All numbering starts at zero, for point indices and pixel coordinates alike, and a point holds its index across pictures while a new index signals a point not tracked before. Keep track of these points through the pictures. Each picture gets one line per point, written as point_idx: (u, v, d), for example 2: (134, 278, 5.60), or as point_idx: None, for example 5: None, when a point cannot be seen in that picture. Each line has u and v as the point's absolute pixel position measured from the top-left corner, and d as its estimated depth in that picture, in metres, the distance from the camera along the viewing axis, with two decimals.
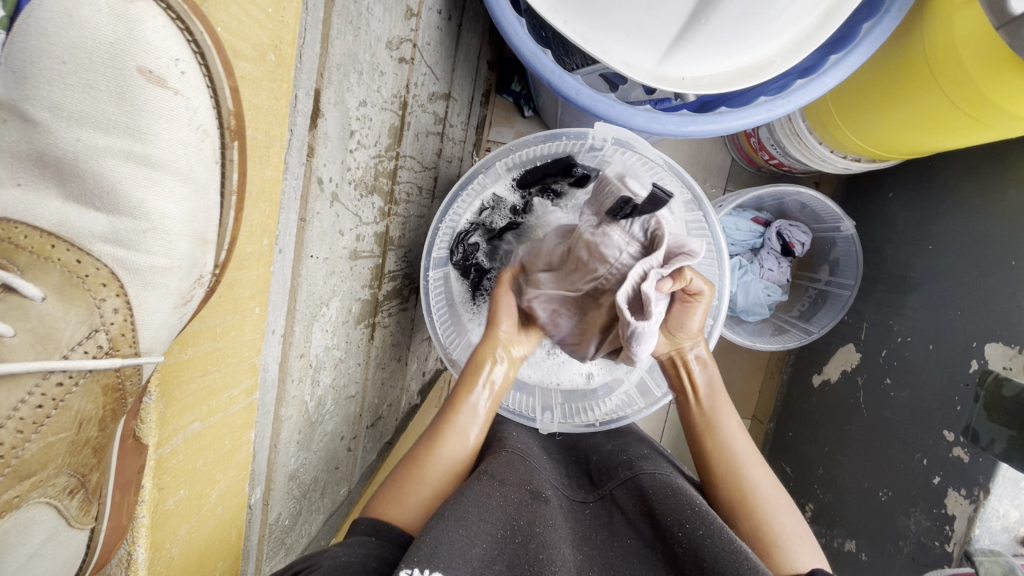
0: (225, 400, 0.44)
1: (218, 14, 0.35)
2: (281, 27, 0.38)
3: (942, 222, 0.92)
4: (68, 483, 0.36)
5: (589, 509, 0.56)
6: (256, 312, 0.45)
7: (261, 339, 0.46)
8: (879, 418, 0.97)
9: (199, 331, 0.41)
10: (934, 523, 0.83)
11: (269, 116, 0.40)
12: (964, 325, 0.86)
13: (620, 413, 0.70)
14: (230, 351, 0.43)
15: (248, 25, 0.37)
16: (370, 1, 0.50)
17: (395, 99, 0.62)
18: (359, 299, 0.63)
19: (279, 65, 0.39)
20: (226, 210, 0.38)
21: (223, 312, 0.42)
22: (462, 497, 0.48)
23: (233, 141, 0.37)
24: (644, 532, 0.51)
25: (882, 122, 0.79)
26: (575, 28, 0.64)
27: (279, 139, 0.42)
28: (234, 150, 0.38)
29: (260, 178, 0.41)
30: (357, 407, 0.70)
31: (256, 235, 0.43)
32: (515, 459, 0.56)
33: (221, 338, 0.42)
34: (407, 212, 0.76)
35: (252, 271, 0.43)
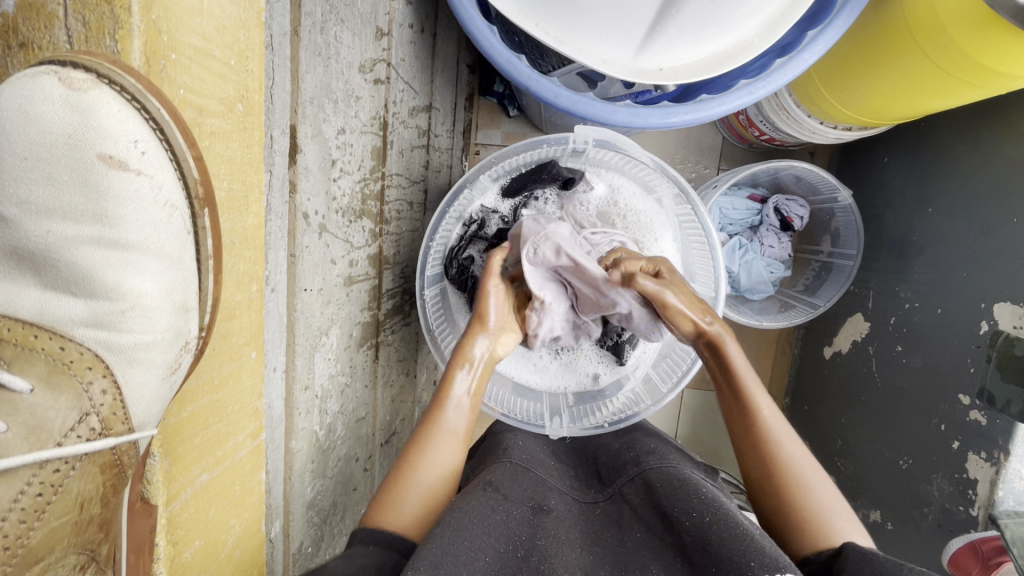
0: (232, 447, 0.45)
1: (179, 77, 0.34)
2: (246, 76, 0.38)
3: (940, 183, 0.91)
4: (77, 560, 0.36)
5: (599, 508, 0.56)
6: (252, 357, 0.45)
7: (261, 383, 0.46)
8: (893, 387, 0.97)
9: (197, 386, 0.41)
10: (957, 488, 0.82)
11: (244, 165, 0.40)
12: (971, 286, 0.85)
13: (629, 411, 0.70)
14: (231, 401, 0.44)
15: (211, 82, 0.36)
16: (337, 30, 0.50)
17: (374, 121, 0.62)
18: (359, 323, 0.63)
19: (247, 113, 0.39)
20: (205, 274, 0.38)
21: (219, 364, 0.42)
22: (462, 509, 0.48)
23: (204, 209, 0.37)
24: (654, 525, 0.51)
25: (868, 89, 0.78)
26: (547, 30, 0.63)
27: (256, 186, 0.42)
28: (205, 218, 0.37)
29: (240, 227, 0.41)
30: (369, 427, 0.71)
31: (244, 282, 0.43)
32: (518, 472, 0.57)
33: (219, 389, 0.43)
34: (399, 228, 0.76)
35: (243, 319, 0.43)
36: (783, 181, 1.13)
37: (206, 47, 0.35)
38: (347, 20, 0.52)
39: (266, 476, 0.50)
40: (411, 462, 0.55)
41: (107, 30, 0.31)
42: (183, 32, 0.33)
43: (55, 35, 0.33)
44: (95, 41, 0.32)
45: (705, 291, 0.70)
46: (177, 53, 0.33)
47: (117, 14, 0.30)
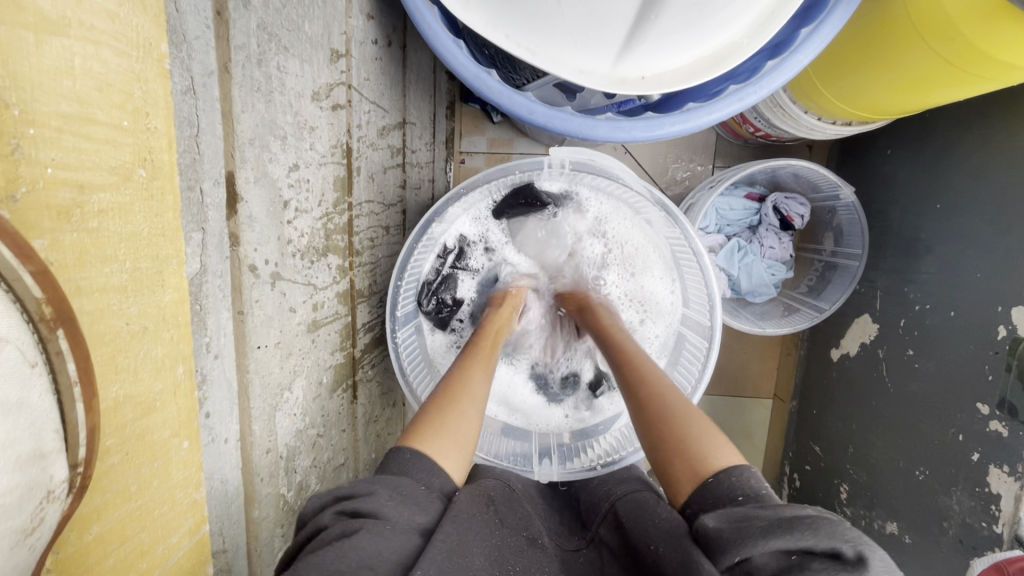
0: (161, 553, 0.38)
1: (44, 153, 0.26)
2: (149, 134, 0.31)
3: (949, 178, 0.86)
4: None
5: (580, 555, 0.49)
6: (184, 448, 0.38)
7: (196, 472, 0.40)
8: (906, 393, 0.92)
9: (104, 503, 0.33)
10: (979, 503, 0.78)
11: (154, 238, 0.32)
12: (987, 288, 0.79)
13: (618, 453, 0.64)
14: (156, 503, 0.37)
15: (91, 151, 0.28)
16: (280, 58, 0.44)
17: (337, 149, 0.57)
18: (329, 367, 0.59)
19: (153, 178, 0.32)
20: (66, 394, 0.26)
21: (137, 468, 0.35)
22: (467, 516, 0.44)
23: (56, 328, 0.25)
24: (632, 569, 0.45)
25: (868, 83, 0.73)
26: (518, 40, 0.58)
27: (176, 256, 0.34)
28: (60, 340, 0.25)
29: (156, 306, 0.33)
30: (349, 471, 0.67)
31: (165, 367, 0.35)
32: (513, 497, 0.52)
33: (139, 496, 0.35)
34: (375, 256, 0.71)
35: (169, 408, 0.36)
36: (781, 179, 1.08)
37: (84, 112, 0.28)
38: (293, 46, 0.46)
39: (223, 554, 0.46)
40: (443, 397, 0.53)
41: None
42: (43, 99, 0.26)
43: None
44: None
45: (699, 319, 0.66)
46: (36, 127, 0.25)
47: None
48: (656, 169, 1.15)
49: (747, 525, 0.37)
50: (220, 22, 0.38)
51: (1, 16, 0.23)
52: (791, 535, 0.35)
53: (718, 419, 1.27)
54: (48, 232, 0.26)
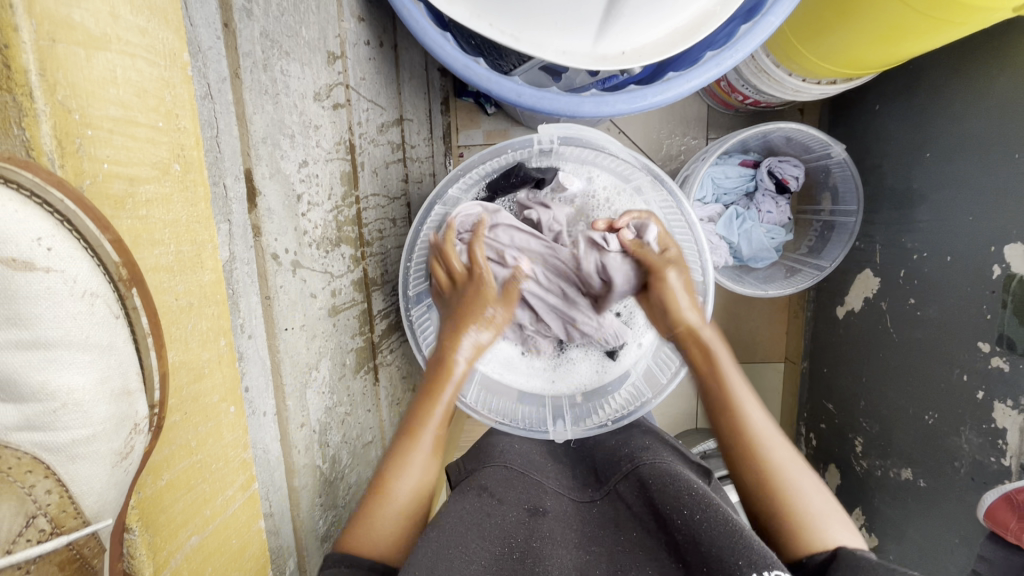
0: (220, 504, 0.42)
1: (101, 151, 0.31)
2: (180, 134, 0.35)
3: (935, 126, 0.87)
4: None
5: (596, 507, 0.56)
6: (231, 412, 0.42)
7: (244, 435, 0.43)
8: (910, 341, 0.94)
9: (171, 454, 0.38)
10: (987, 439, 0.80)
11: (192, 224, 0.36)
12: (980, 230, 0.81)
13: (630, 408, 0.68)
14: (213, 459, 0.41)
15: (138, 148, 0.32)
16: (283, 63, 0.48)
17: (341, 146, 0.61)
18: (351, 350, 0.63)
19: (187, 172, 0.35)
20: (145, 352, 0.33)
21: (194, 426, 0.39)
22: (455, 517, 0.50)
23: (131, 288, 0.32)
24: (647, 522, 0.51)
25: (842, 39, 0.75)
26: (502, 29, 0.61)
27: (209, 242, 0.37)
28: (135, 297, 0.32)
29: (198, 286, 0.37)
30: (377, 450, 0.71)
31: (211, 339, 0.39)
32: (511, 474, 0.58)
33: (198, 450, 0.40)
34: (384, 247, 0.75)
35: (214, 378, 0.40)
36: (774, 143, 1.10)
37: (129, 115, 0.32)
38: (293, 50, 0.50)
39: (270, 519, 0.50)
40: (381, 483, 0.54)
41: (12, 120, 0.27)
42: (96, 105, 0.30)
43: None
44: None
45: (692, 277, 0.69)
46: (93, 129, 0.30)
47: (20, 103, 0.27)
48: (650, 145, 1.17)
49: (893, 565, 0.41)
50: (228, 33, 0.42)
51: (56, 36, 0.27)
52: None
53: None
54: (110, 218, 0.31)
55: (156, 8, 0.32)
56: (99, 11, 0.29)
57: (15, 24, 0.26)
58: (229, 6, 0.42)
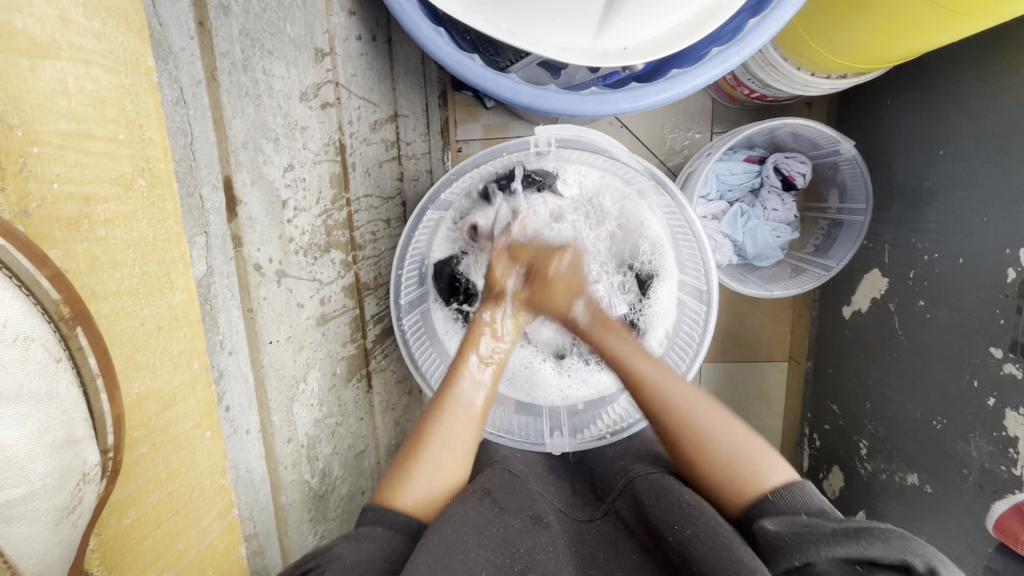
0: (194, 535, 0.40)
1: (49, 168, 0.28)
2: (144, 146, 0.32)
3: (950, 124, 0.84)
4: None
5: (595, 527, 0.54)
6: (207, 438, 0.40)
7: (222, 459, 0.42)
8: (918, 345, 0.91)
9: (139, 489, 0.35)
10: (997, 447, 0.78)
11: (160, 242, 0.34)
12: (995, 231, 0.78)
13: (631, 419, 0.66)
14: (186, 489, 0.39)
15: (94, 162, 0.30)
16: (265, 63, 0.46)
17: (330, 147, 0.58)
18: (342, 359, 0.61)
19: (153, 186, 0.33)
20: (96, 396, 0.28)
21: (165, 456, 0.37)
22: (460, 518, 0.48)
23: (74, 327, 0.27)
24: (645, 541, 0.50)
25: (860, 33, 0.71)
26: (498, 23, 0.58)
27: (180, 258, 0.36)
28: (80, 336, 0.27)
29: (168, 307, 0.35)
30: (370, 458, 0.70)
31: (183, 361, 0.37)
32: (515, 481, 0.57)
33: (169, 482, 0.37)
34: (378, 250, 0.73)
35: (188, 401, 0.38)
36: (780, 139, 1.06)
37: (83, 127, 0.29)
38: (276, 49, 0.47)
39: (255, 539, 0.49)
40: (426, 433, 0.55)
41: None
42: (42, 119, 0.27)
43: None
44: None
45: (696, 285, 0.67)
46: (39, 146, 0.27)
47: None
48: (653, 141, 1.14)
49: (809, 538, 0.42)
50: (203, 32, 0.40)
51: None
52: (856, 549, 0.40)
53: (734, 385, 1.27)
54: (61, 242, 0.28)
55: (116, 11, 0.30)
56: (47, 16, 0.27)
57: None
58: (204, 2, 0.40)
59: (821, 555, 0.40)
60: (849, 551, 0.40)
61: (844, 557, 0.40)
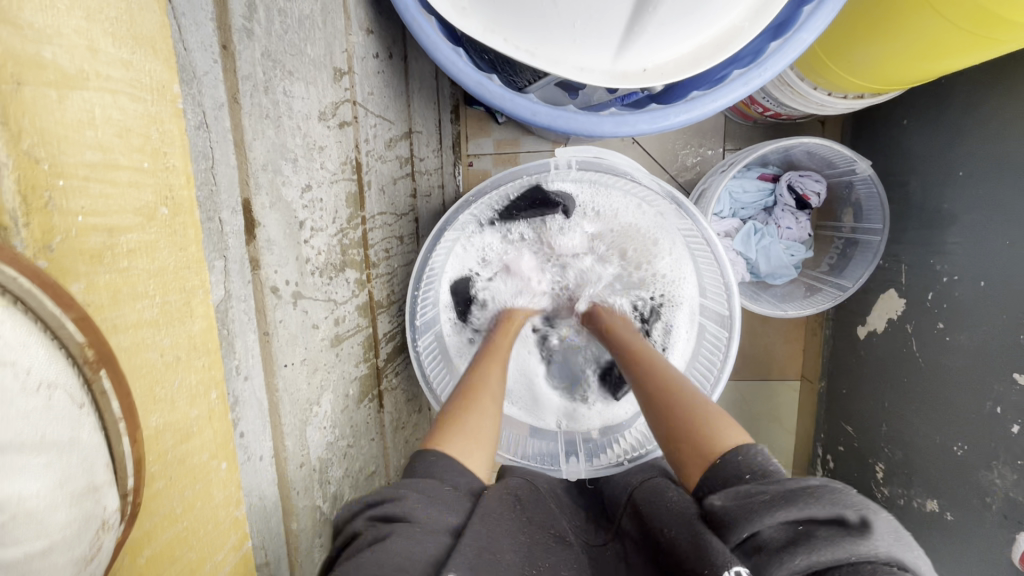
0: (209, 570, 0.39)
1: (76, 201, 0.27)
2: (168, 174, 0.32)
3: (970, 146, 0.83)
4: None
5: (608, 552, 0.51)
6: (222, 469, 0.39)
7: (236, 490, 0.41)
8: (937, 368, 0.90)
9: (154, 526, 0.34)
10: (1021, 476, 0.76)
11: (180, 271, 0.33)
12: (1018, 255, 0.77)
13: (645, 447, 0.64)
14: (201, 522, 0.37)
15: (118, 193, 0.29)
16: (286, 84, 0.46)
17: (347, 166, 0.58)
18: (355, 379, 0.60)
19: (175, 216, 0.33)
20: (116, 437, 0.27)
21: (180, 490, 0.35)
22: (490, 520, 0.46)
23: (99, 370, 0.26)
24: (650, 556, 0.47)
25: (883, 56, 0.70)
26: (517, 44, 0.58)
27: (200, 287, 0.35)
28: (105, 379, 0.26)
29: (186, 336, 0.34)
30: (381, 479, 0.69)
31: (199, 394, 0.36)
32: (539, 496, 0.54)
33: (183, 516, 0.36)
34: (391, 267, 0.73)
35: (204, 434, 0.37)
36: (795, 158, 1.05)
37: (109, 157, 0.29)
38: (296, 69, 0.47)
39: (266, 566, 0.48)
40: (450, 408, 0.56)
41: None
42: (69, 151, 0.27)
43: None
44: None
45: (717, 309, 0.65)
46: (65, 178, 0.27)
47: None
48: (665, 157, 1.13)
49: (752, 509, 0.41)
50: (226, 56, 0.40)
51: (23, 78, 0.24)
52: (798, 510, 0.38)
53: (745, 404, 1.26)
54: (83, 275, 0.28)
55: (145, 40, 0.30)
56: (75, 47, 0.27)
57: None
58: (228, 25, 0.39)
59: (765, 523, 0.39)
60: (790, 514, 0.39)
61: (787, 520, 0.39)
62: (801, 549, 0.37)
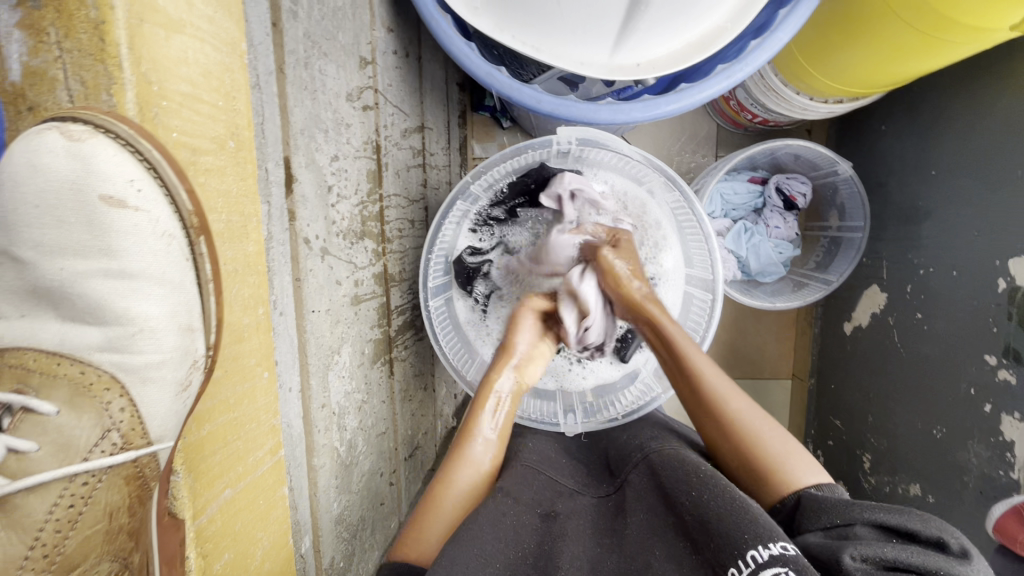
0: (252, 463, 0.47)
1: (172, 120, 0.37)
2: (235, 114, 0.40)
3: (939, 146, 0.88)
4: (111, 568, 0.40)
5: (611, 502, 0.56)
6: (265, 376, 0.47)
7: (275, 402, 0.48)
8: (917, 356, 0.93)
9: (213, 407, 0.44)
10: (994, 453, 0.79)
11: (241, 198, 0.42)
12: (984, 244, 0.82)
13: (642, 402, 0.71)
14: (248, 418, 0.46)
15: (202, 122, 0.38)
16: (321, 63, 0.52)
17: (368, 145, 0.63)
18: (370, 340, 0.65)
19: (240, 149, 0.41)
20: (206, 294, 0.40)
21: (233, 384, 0.44)
22: (471, 524, 0.50)
23: (199, 236, 0.39)
24: (656, 505, 0.51)
25: (851, 60, 0.78)
26: (524, 40, 0.65)
27: (254, 216, 0.43)
28: (201, 244, 0.39)
29: (243, 254, 0.43)
30: (390, 441, 0.73)
31: (251, 305, 0.44)
32: (529, 474, 0.58)
33: (236, 408, 0.45)
34: (403, 246, 0.78)
35: (253, 340, 0.45)
36: (782, 161, 1.11)
37: (195, 93, 0.37)
38: (330, 52, 0.54)
39: (290, 492, 0.53)
40: (451, 462, 0.60)
41: (102, 86, 0.34)
42: (170, 81, 0.36)
43: (59, 96, 0.36)
44: (94, 97, 0.35)
45: (703, 277, 0.72)
46: (168, 100, 0.36)
47: (111, 71, 0.33)
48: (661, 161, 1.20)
49: (851, 503, 0.46)
50: (276, 31, 0.46)
51: (144, 16, 0.33)
52: (895, 519, 0.44)
53: None
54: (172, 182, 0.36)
55: (222, 2, 0.39)
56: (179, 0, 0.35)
57: (112, 4, 0.32)
58: (278, 7, 0.46)
59: (861, 517, 0.45)
60: (885, 519, 0.44)
61: (881, 525, 0.44)
62: (892, 545, 0.42)
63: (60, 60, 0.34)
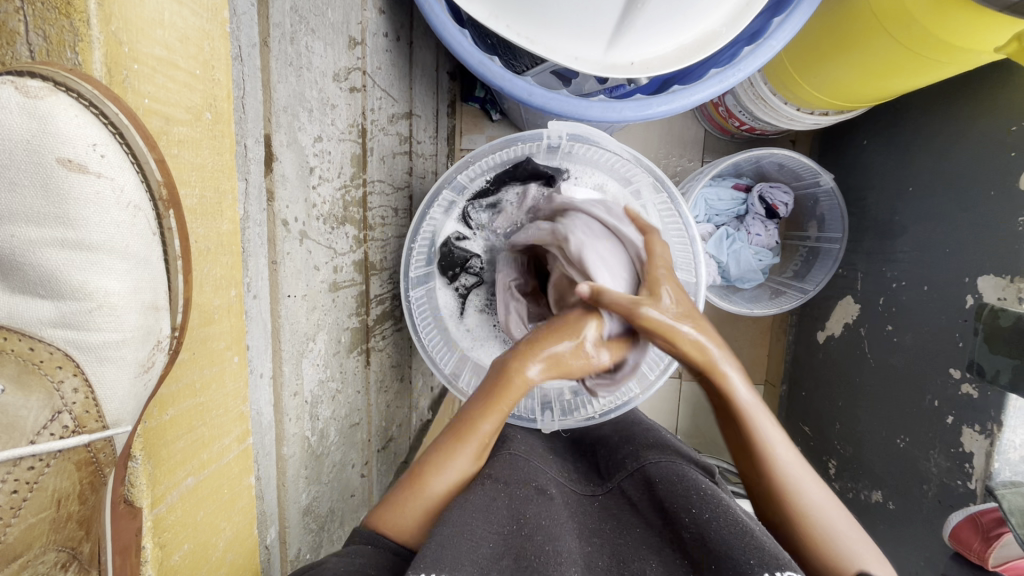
0: (217, 450, 0.46)
1: (144, 86, 0.36)
2: (213, 85, 0.40)
3: (917, 163, 0.90)
4: (57, 558, 0.37)
5: (598, 502, 0.57)
6: (235, 361, 0.46)
7: (245, 387, 0.47)
8: (886, 366, 0.95)
9: (177, 391, 0.43)
10: (954, 463, 0.80)
11: (216, 172, 0.41)
12: (955, 260, 0.83)
13: (620, 400, 0.69)
14: (214, 404, 0.45)
15: (177, 91, 0.37)
16: (308, 39, 0.49)
17: (353, 128, 0.61)
18: (347, 329, 0.63)
19: (217, 122, 0.40)
20: (174, 275, 0.39)
21: (199, 368, 0.43)
22: (462, 505, 0.49)
23: (168, 210, 0.38)
24: (652, 519, 0.52)
25: (841, 72, 0.79)
26: (518, 31, 0.64)
27: (229, 192, 0.42)
28: (170, 219, 0.38)
29: (216, 233, 0.42)
30: (363, 433, 0.71)
31: (222, 287, 0.44)
32: (517, 461, 0.57)
33: (201, 393, 0.44)
34: (385, 235, 0.76)
35: (223, 323, 0.44)
36: (766, 169, 1.11)
37: (171, 58, 0.37)
38: (318, 29, 0.51)
39: (257, 482, 0.52)
40: (425, 471, 0.55)
41: (67, 43, 0.32)
42: (144, 43, 0.35)
43: (17, 50, 0.33)
44: (57, 54, 0.33)
45: (686, 279, 0.73)
46: (140, 64, 0.35)
47: (76, 28, 0.32)
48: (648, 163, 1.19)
49: None
50: (261, 3, 0.44)
51: None
52: None
53: None
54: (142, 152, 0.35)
55: None
56: None
57: None
58: None
59: None
60: None
61: None
62: None
63: (21, 11, 0.32)
